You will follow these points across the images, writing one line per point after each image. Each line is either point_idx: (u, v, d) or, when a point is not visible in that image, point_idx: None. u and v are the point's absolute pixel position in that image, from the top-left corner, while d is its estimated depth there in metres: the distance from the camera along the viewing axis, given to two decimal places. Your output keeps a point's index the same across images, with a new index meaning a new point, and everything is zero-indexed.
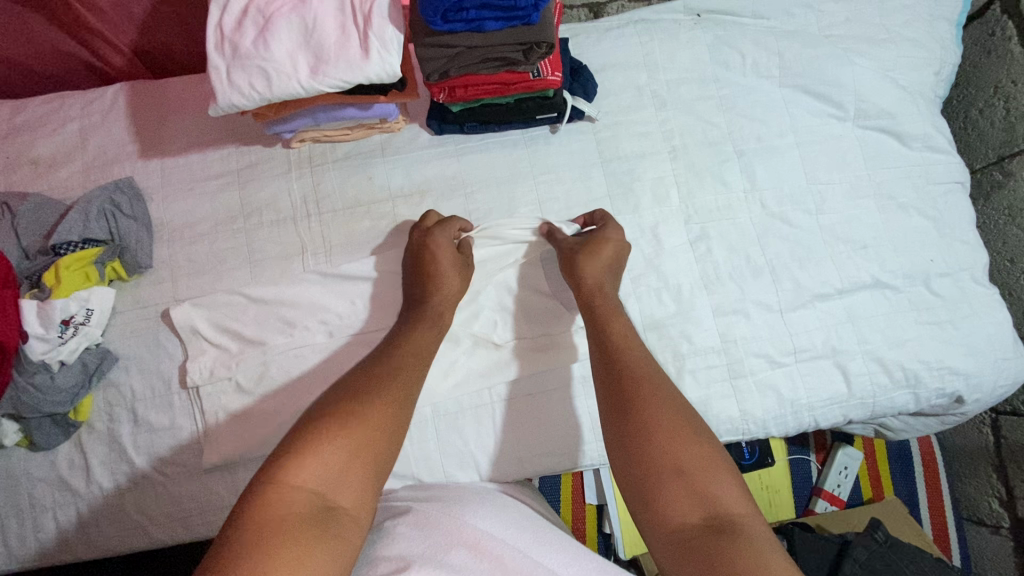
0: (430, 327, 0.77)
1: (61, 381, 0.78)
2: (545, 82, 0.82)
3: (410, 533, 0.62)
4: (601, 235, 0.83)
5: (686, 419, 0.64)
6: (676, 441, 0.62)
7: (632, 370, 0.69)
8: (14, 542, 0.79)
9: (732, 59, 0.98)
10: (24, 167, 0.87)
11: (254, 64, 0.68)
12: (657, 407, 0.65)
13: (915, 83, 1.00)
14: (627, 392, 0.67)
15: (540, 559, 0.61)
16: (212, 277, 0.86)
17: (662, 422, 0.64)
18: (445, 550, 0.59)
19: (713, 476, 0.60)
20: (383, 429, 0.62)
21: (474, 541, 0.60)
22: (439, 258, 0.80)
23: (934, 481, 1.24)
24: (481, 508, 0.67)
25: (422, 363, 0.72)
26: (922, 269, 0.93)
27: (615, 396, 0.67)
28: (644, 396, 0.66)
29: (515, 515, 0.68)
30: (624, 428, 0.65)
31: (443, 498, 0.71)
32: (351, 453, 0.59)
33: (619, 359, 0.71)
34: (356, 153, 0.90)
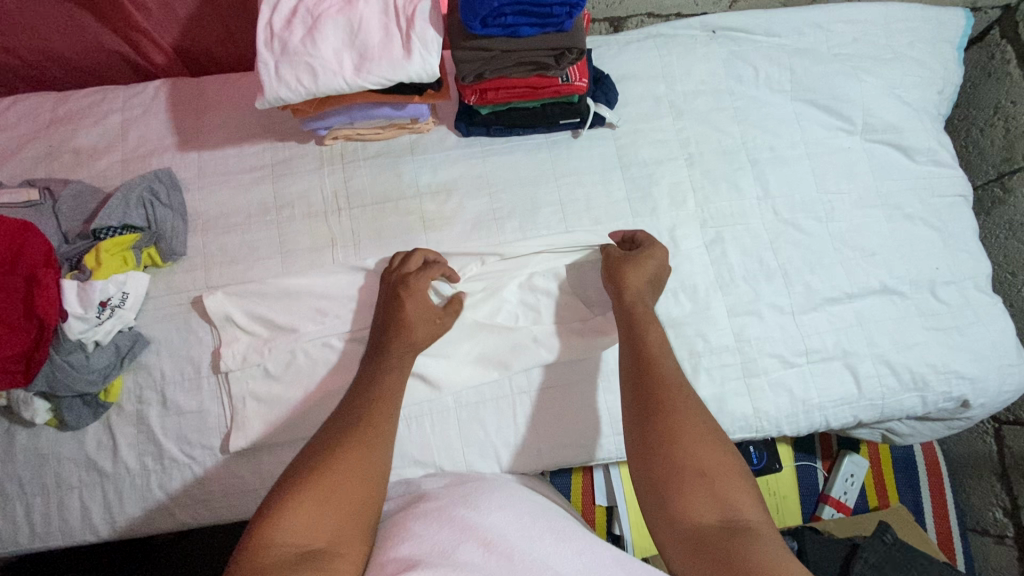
0: (396, 371, 0.74)
1: (94, 362, 0.79)
2: (573, 87, 0.86)
3: (422, 534, 0.62)
4: (647, 251, 0.84)
5: (710, 428, 0.66)
6: (698, 446, 0.64)
7: (660, 376, 0.70)
8: (39, 521, 0.80)
9: (746, 73, 1.03)
10: (66, 156, 0.91)
11: (302, 60, 0.72)
12: (683, 415, 0.66)
13: (919, 101, 1.05)
14: (652, 397, 0.68)
15: (550, 550, 0.60)
16: (243, 266, 0.88)
17: (687, 430, 0.65)
18: (454, 547, 0.59)
19: (733, 482, 0.62)
20: (362, 476, 0.63)
21: (485, 537, 0.60)
22: (408, 308, 0.78)
23: (939, 491, 1.26)
24: (495, 503, 0.67)
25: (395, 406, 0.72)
26: (928, 276, 0.97)
27: (641, 400, 0.69)
28: (670, 403, 0.67)
29: (525, 505, 0.68)
30: (648, 431, 0.66)
31: (454, 494, 0.70)
32: (338, 498, 0.61)
33: (650, 364, 0.72)
34: (386, 153, 0.94)
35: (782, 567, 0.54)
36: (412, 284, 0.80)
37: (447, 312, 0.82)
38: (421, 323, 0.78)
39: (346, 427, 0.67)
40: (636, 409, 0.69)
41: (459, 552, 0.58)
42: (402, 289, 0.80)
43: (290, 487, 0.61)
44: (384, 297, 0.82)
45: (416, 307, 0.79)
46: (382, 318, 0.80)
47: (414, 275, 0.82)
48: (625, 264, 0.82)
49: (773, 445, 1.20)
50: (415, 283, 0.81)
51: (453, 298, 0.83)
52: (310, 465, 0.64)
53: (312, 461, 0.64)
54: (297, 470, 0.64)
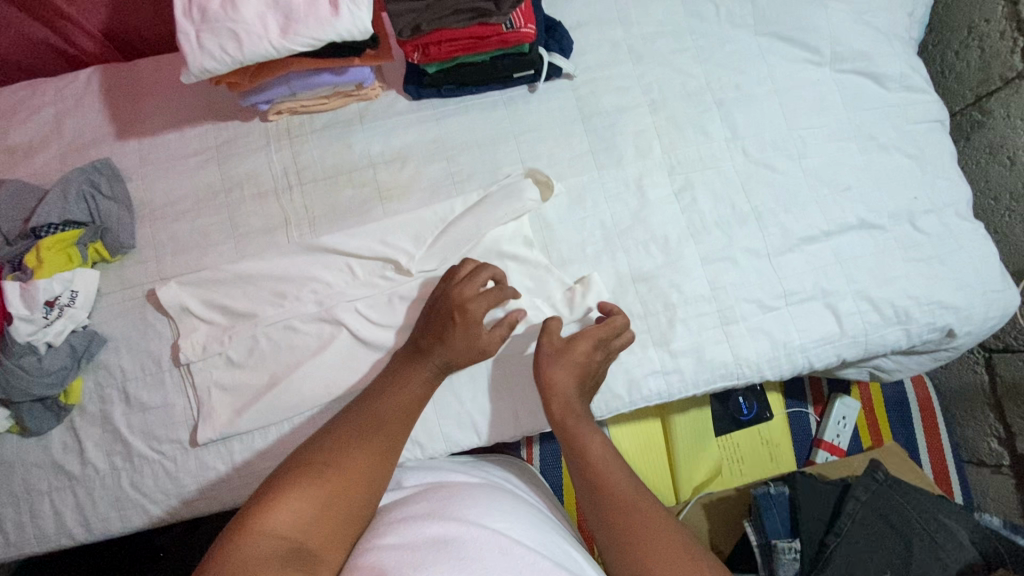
0: (423, 381, 0.74)
1: (48, 364, 0.76)
2: (519, 34, 0.81)
3: (394, 546, 0.59)
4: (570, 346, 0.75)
5: (673, 530, 0.62)
6: (670, 562, 0.58)
7: (609, 489, 0.65)
8: (12, 529, 0.78)
9: (706, 10, 0.98)
10: (1, 155, 0.87)
11: (224, 26, 0.68)
12: (653, 531, 0.61)
13: (889, 24, 1.00)
14: (616, 517, 0.63)
15: (529, 560, 0.57)
16: (195, 255, 0.85)
17: (656, 552, 0.59)
18: (424, 560, 0.55)
19: None
20: (359, 479, 0.63)
21: (459, 550, 0.57)
22: (457, 333, 0.74)
23: (933, 426, 1.25)
24: (479, 511, 0.64)
25: (413, 414, 0.72)
26: (906, 207, 0.94)
27: (607, 520, 0.63)
28: (626, 513, 0.63)
29: (516, 513, 0.67)
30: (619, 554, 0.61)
31: (435, 499, 0.67)
32: (332, 492, 0.61)
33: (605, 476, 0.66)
34: (334, 123, 0.90)
35: None
36: (462, 295, 0.76)
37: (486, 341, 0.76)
38: (459, 344, 0.74)
39: (355, 425, 0.67)
40: (604, 531, 0.63)
41: (429, 563, 0.55)
42: (457, 303, 0.75)
43: (288, 476, 0.62)
44: (439, 298, 0.78)
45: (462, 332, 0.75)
46: (428, 326, 0.76)
47: (468, 292, 0.76)
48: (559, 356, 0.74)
49: (762, 393, 1.21)
50: (467, 296, 0.75)
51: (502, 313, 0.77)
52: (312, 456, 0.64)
53: (319, 452, 0.64)
54: (301, 457, 0.64)
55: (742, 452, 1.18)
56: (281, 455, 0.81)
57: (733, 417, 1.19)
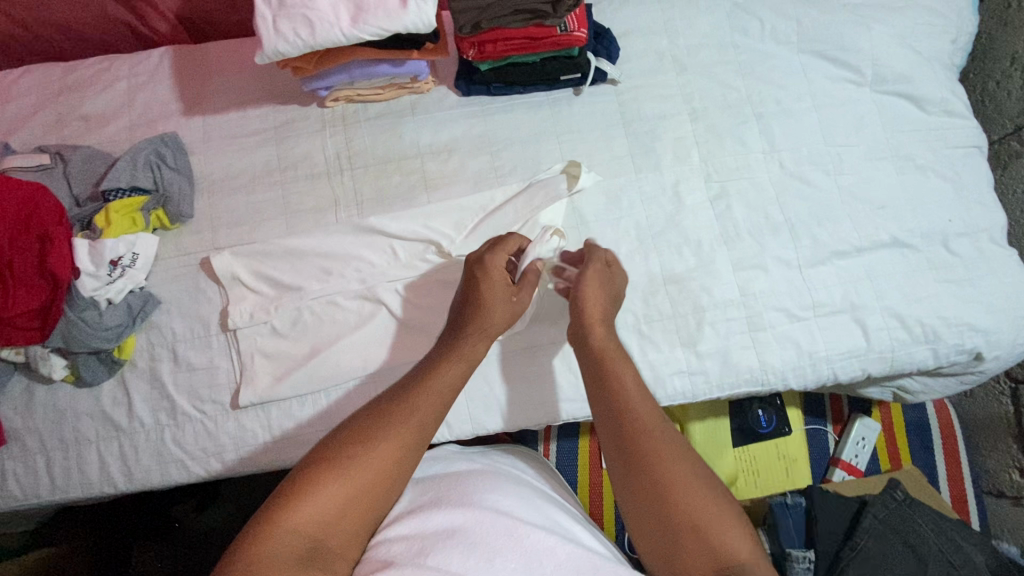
0: (458, 362, 0.68)
1: (108, 319, 0.81)
2: (571, 37, 0.85)
3: (403, 535, 0.61)
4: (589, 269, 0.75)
5: (702, 474, 0.59)
6: (695, 498, 0.57)
7: (639, 430, 0.61)
8: (59, 473, 0.83)
9: (751, 25, 1.01)
10: (75, 123, 0.92)
11: (299, 13, 0.72)
12: (678, 467, 0.58)
13: (931, 49, 1.02)
14: (641, 447, 0.60)
15: (535, 540, 0.60)
16: (248, 228, 0.90)
17: (681, 484, 0.57)
18: (431, 547, 0.58)
19: (732, 529, 0.55)
20: (382, 473, 0.59)
21: (464, 536, 0.59)
22: (489, 288, 0.73)
23: (954, 453, 1.24)
24: (483, 493, 0.66)
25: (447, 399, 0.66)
26: (939, 229, 0.95)
27: (627, 450, 0.60)
28: (658, 454, 0.59)
29: (522, 492, 0.69)
30: (640, 486, 0.59)
31: (441, 486, 0.69)
32: (353, 495, 0.58)
33: (631, 406, 0.62)
34: (387, 113, 0.94)
35: None
36: (486, 261, 0.75)
37: (520, 291, 0.76)
38: (494, 304, 0.73)
39: (378, 416, 0.62)
40: (624, 460, 0.61)
41: (437, 551, 0.57)
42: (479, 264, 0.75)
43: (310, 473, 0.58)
44: (466, 271, 0.76)
45: (497, 281, 0.74)
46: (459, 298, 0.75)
47: (488, 256, 0.75)
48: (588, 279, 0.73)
49: (782, 409, 1.21)
50: (489, 257, 0.75)
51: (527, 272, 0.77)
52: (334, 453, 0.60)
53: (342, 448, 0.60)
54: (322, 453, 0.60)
55: (758, 466, 1.19)
56: (315, 423, 0.84)
57: (752, 430, 1.19)
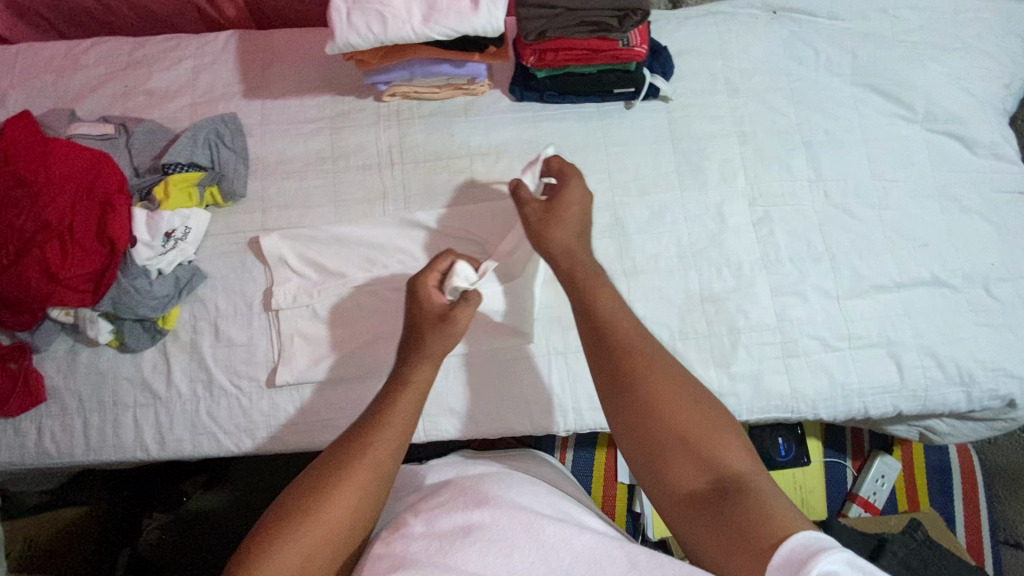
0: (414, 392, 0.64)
1: (157, 289, 0.84)
2: (633, 51, 0.88)
3: (418, 533, 0.57)
4: (561, 198, 0.75)
5: (692, 387, 0.58)
6: (680, 407, 0.57)
7: (621, 338, 0.61)
8: (95, 435, 0.85)
9: (806, 54, 1.02)
10: (139, 97, 0.95)
11: (373, 7, 0.74)
12: (661, 379, 0.58)
13: (986, 92, 1.02)
14: (623, 363, 0.60)
15: (551, 533, 0.55)
16: (298, 212, 0.91)
17: (665, 395, 0.57)
18: (449, 547, 0.54)
19: (719, 436, 0.56)
20: (347, 514, 0.56)
21: (481, 535, 0.55)
22: (417, 319, 0.70)
23: (974, 500, 1.23)
24: (496, 490, 0.61)
25: (407, 428, 0.61)
26: (981, 271, 0.94)
27: (610, 367, 0.60)
28: (644, 368, 0.59)
29: (535, 490, 0.64)
30: (625, 402, 0.58)
31: (451, 483, 0.64)
32: (320, 540, 0.54)
33: (611, 328, 0.62)
34: (441, 111, 0.96)
35: (780, 526, 0.49)
36: (413, 289, 0.72)
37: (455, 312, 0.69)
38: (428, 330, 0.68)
39: (342, 450, 0.59)
40: (608, 378, 0.60)
41: (456, 552, 0.53)
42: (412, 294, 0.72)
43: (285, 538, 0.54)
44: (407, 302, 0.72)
45: (429, 311, 0.70)
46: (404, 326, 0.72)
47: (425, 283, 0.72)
48: (548, 218, 0.74)
49: (802, 437, 1.20)
50: (419, 282, 0.72)
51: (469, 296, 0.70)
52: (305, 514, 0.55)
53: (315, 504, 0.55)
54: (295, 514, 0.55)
55: None
56: (346, 409, 0.85)
57: (770, 458, 1.18)
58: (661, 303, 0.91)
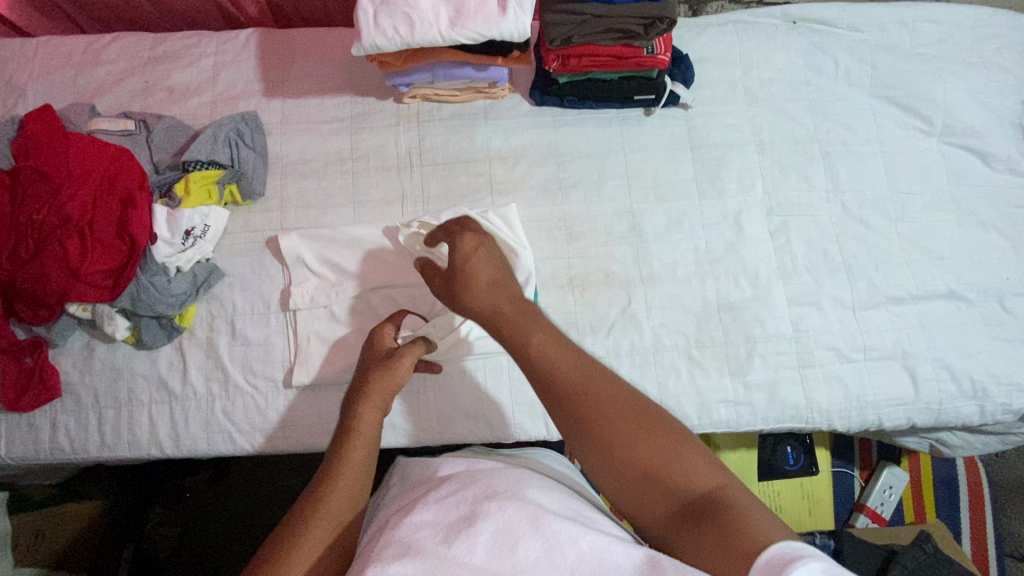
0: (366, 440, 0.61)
1: (175, 287, 0.84)
2: (657, 60, 0.88)
3: (423, 521, 0.53)
4: (461, 263, 0.63)
5: (640, 410, 0.52)
6: (632, 438, 0.51)
7: (555, 375, 0.54)
8: (109, 431, 0.84)
9: (826, 65, 1.02)
10: (159, 93, 0.95)
11: (401, 10, 0.75)
12: (607, 411, 0.52)
13: (1004, 107, 1.02)
14: (564, 401, 0.53)
15: (557, 530, 0.50)
16: (317, 212, 0.91)
17: (613, 428, 0.51)
18: (455, 538, 0.50)
19: (680, 458, 0.51)
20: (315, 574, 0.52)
21: (486, 529, 0.51)
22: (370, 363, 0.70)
23: (980, 513, 1.23)
24: (507, 484, 0.57)
25: (364, 477, 0.59)
26: (996, 286, 0.95)
27: (554, 408, 0.54)
28: (591, 412, 0.52)
29: (549, 488, 0.60)
30: (577, 440, 0.53)
31: (461, 475, 0.60)
32: None
33: (539, 363, 0.55)
34: (461, 114, 0.96)
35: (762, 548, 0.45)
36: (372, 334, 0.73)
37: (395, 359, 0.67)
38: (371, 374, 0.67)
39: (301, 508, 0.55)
40: (556, 417, 0.54)
41: (462, 543, 0.49)
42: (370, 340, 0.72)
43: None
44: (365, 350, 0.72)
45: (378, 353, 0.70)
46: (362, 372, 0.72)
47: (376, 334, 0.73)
48: (456, 289, 0.62)
49: (811, 447, 1.20)
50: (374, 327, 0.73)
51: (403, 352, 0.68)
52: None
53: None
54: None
55: (781, 502, 1.18)
56: None
57: (781, 467, 1.18)
58: (677, 311, 0.91)
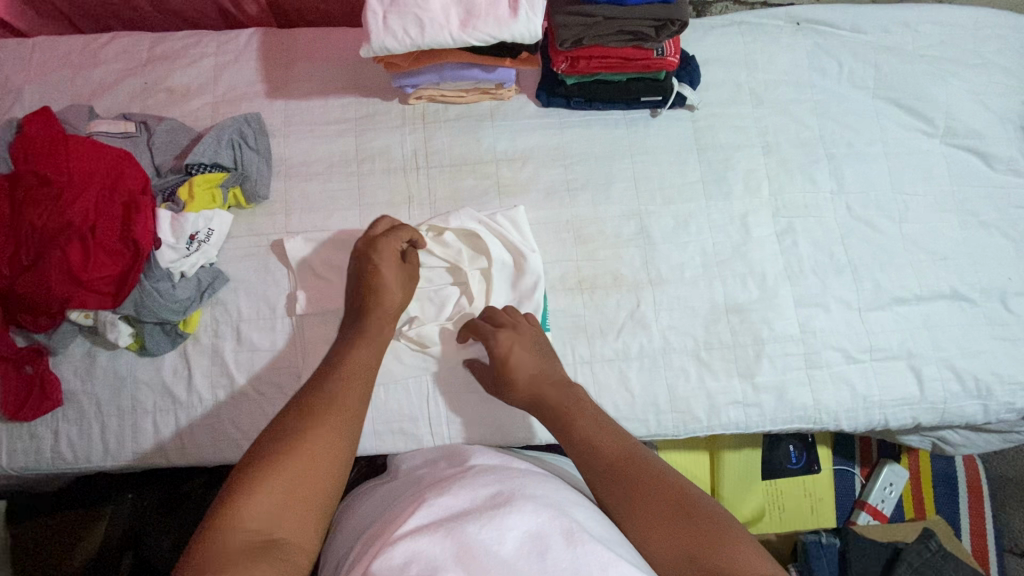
0: (369, 347, 0.72)
1: (180, 292, 0.83)
2: (665, 61, 0.89)
3: (452, 504, 0.57)
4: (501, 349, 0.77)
5: (693, 499, 0.60)
6: (682, 521, 0.58)
7: (616, 460, 0.64)
8: (112, 440, 0.83)
9: (830, 67, 1.02)
10: (159, 94, 0.93)
11: (410, 11, 0.74)
12: (662, 493, 0.60)
13: (1005, 107, 1.03)
14: (623, 481, 0.62)
15: (588, 550, 0.51)
16: (322, 216, 0.90)
17: (667, 510, 0.59)
18: (485, 526, 0.53)
19: (728, 545, 0.55)
20: (325, 454, 0.58)
21: (518, 535, 0.52)
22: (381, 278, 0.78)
23: (980, 509, 1.24)
24: (545, 493, 0.60)
25: (368, 379, 0.69)
26: (998, 286, 0.96)
27: (614, 484, 0.62)
28: (639, 488, 0.61)
29: (579, 499, 0.62)
30: (631, 516, 0.60)
31: (503, 474, 0.63)
32: (298, 483, 0.56)
33: (599, 449, 0.66)
34: (467, 116, 0.95)
35: None
36: (380, 241, 0.80)
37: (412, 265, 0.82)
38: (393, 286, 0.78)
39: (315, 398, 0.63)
40: (613, 494, 0.62)
41: (491, 529, 0.53)
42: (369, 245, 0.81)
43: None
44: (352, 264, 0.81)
45: (391, 268, 0.79)
46: (356, 280, 0.80)
47: (381, 237, 0.81)
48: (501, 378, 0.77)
49: (813, 446, 1.21)
50: (386, 241, 0.80)
51: (415, 256, 0.82)
52: (248, 531, 0.52)
53: (252, 513, 0.53)
54: (234, 539, 0.51)
55: (784, 500, 1.19)
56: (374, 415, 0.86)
57: (783, 465, 1.19)
58: (686, 313, 0.91)
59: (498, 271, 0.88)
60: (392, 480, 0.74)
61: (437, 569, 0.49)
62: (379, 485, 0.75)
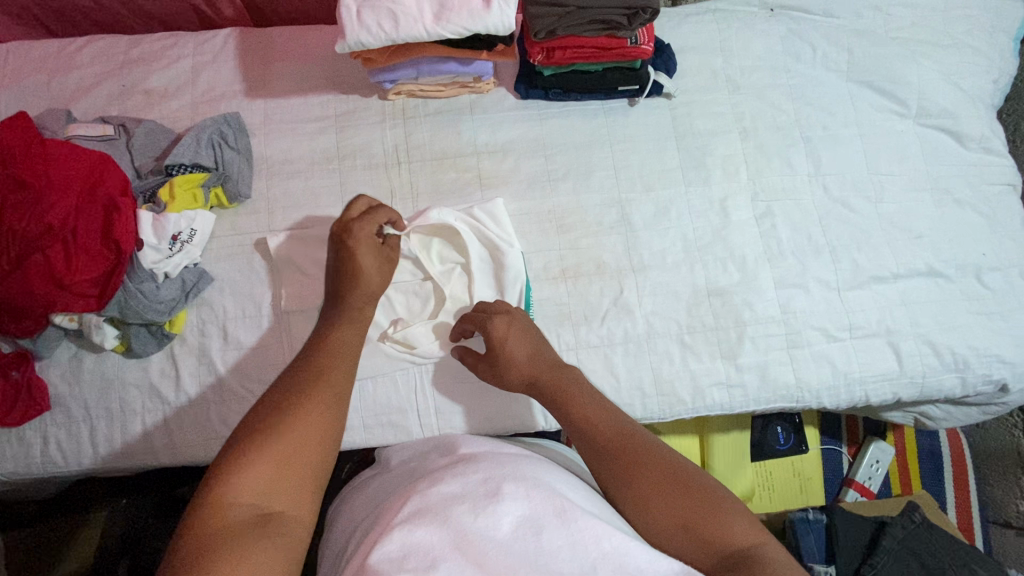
0: (354, 326, 0.73)
1: (164, 293, 0.83)
2: (640, 49, 0.90)
3: (446, 487, 0.58)
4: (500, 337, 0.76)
5: (683, 471, 0.61)
6: (674, 494, 0.59)
7: (609, 438, 0.64)
8: (102, 441, 0.83)
9: (804, 51, 1.04)
10: (137, 96, 0.93)
11: (384, 6, 0.75)
12: (654, 468, 0.61)
13: (975, 87, 1.05)
14: (617, 457, 0.63)
15: (583, 525, 0.53)
16: (305, 213, 0.91)
17: (657, 484, 0.60)
18: (480, 510, 0.54)
19: (717, 516, 0.57)
20: (317, 424, 0.60)
21: (512, 518, 0.53)
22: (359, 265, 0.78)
23: (964, 482, 1.27)
24: (536, 475, 0.61)
25: (350, 357, 0.70)
26: (973, 262, 0.98)
27: (608, 462, 0.63)
28: (631, 463, 0.62)
29: (569, 482, 0.63)
30: (624, 492, 0.61)
31: (494, 459, 0.64)
32: (292, 453, 0.57)
33: (594, 426, 0.66)
34: (446, 110, 0.96)
35: None
36: (355, 229, 0.80)
37: (385, 252, 0.81)
38: (370, 274, 0.78)
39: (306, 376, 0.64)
40: (606, 470, 0.63)
41: (485, 513, 0.53)
42: (341, 240, 0.80)
43: (217, 556, 0.49)
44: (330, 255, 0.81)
45: (365, 254, 0.79)
46: (334, 269, 0.80)
47: (355, 221, 0.80)
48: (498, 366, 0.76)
49: (801, 427, 1.23)
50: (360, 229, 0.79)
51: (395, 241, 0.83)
52: (243, 502, 0.53)
53: (247, 487, 0.54)
54: (228, 515, 0.52)
55: (774, 482, 1.21)
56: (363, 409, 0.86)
57: (771, 447, 1.21)
58: (669, 298, 0.92)
59: (477, 266, 0.89)
60: (385, 471, 0.76)
61: (436, 560, 0.50)
62: (371, 478, 0.76)
